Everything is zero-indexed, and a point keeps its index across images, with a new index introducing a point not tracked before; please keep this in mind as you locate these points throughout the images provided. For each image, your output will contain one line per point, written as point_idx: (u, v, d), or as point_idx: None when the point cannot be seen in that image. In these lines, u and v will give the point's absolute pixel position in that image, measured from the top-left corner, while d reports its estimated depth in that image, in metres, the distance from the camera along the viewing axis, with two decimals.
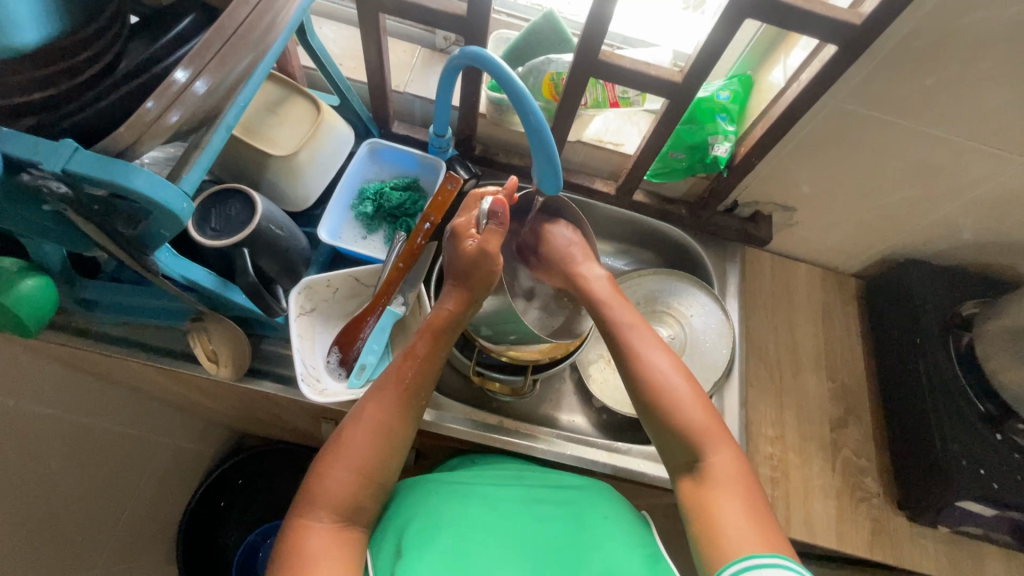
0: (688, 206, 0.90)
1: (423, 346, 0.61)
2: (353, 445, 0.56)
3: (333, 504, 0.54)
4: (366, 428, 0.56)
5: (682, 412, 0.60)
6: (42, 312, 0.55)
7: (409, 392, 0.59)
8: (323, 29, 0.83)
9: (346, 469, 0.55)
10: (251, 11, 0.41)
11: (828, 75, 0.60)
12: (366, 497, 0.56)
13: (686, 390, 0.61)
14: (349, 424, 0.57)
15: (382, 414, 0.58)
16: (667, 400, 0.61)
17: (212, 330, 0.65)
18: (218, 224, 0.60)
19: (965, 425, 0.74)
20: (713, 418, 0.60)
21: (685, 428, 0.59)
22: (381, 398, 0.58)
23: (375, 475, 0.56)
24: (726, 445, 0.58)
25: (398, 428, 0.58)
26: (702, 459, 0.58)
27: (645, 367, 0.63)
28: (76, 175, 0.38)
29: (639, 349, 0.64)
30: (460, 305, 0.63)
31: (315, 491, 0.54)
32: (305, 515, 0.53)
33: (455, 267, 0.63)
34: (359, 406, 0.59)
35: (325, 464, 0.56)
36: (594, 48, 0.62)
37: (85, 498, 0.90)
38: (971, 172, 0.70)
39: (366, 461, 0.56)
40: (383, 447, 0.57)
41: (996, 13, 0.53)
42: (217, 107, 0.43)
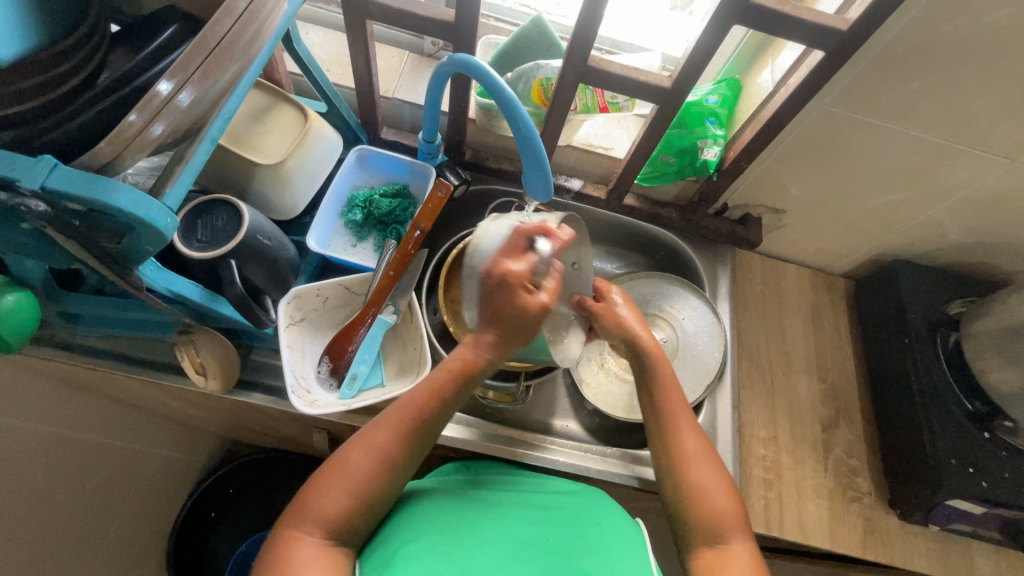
0: (678, 209, 0.90)
1: (447, 390, 0.55)
2: (354, 467, 0.53)
3: (326, 522, 0.51)
4: (370, 452, 0.53)
5: (709, 494, 0.58)
6: (23, 329, 0.54)
7: (421, 426, 0.55)
8: (309, 34, 0.82)
9: (345, 489, 0.52)
10: (236, 21, 0.40)
11: (815, 80, 0.60)
12: (359, 519, 0.53)
13: (717, 476, 0.59)
14: (351, 444, 0.54)
15: (386, 441, 0.54)
16: (690, 471, 0.59)
17: (200, 344, 0.63)
18: (203, 235, 0.59)
19: (955, 425, 0.75)
20: (735, 505, 0.58)
21: (709, 513, 0.57)
22: (388, 420, 0.54)
23: (372, 499, 0.54)
24: (743, 535, 0.56)
25: (403, 455, 0.54)
26: (716, 540, 0.56)
27: (677, 439, 0.61)
28: (55, 192, 0.37)
29: (678, 423, 0.62)
30: (494, 353, 0.55)
31: (309, 505, 0.52)
32: (297, 529, 0.51)
33: (497, 315, 0.52)
34: (364, 427, 0.55)
35: (322, 481, 0.53)
36: (582, 54, 0.61)
37: (72, 511, 0.88)
38: (956, 174, 0.71)
39: (365, 485, 0.53)
40: (384, 474, 0.54)
41: (979, 18, 0.53)
42: (201, 119, 0.42)
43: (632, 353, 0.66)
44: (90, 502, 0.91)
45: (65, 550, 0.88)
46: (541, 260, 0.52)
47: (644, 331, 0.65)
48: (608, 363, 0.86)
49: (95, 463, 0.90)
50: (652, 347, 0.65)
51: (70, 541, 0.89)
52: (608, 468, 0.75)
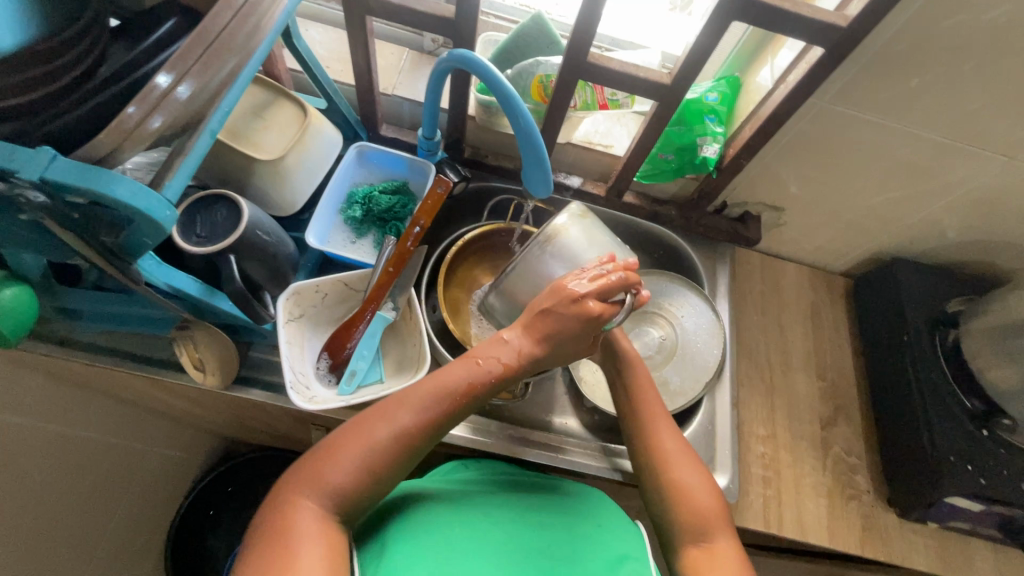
0: (678, 206, 0.90)
1: (483, 384, 0.54)
2: (373, 438, 0.50)
3: (333, 492, 0.48)
4: (391, 424, 0.51)
5: (695, 495, 0.58)
6: (20, 323, 0.54)
7: (449, 409, 0.53)
8: (309, 31, 0.82)
9: (358, 460, 0.49)
10: (235, 15, 0.40)
11: (814, 77, 0.60)
12: (366, 495, 0.50)
13: (698, 478, 0.59)
14: (371, 414, 0.52)
15: (410, 417, 0.51)
16: (674, 471, 0.60)
17: (199, 339, 0.63)
18: (203, 230, 0.59)
19: (953, 422, 0.75)
20: (716, 502, 0.58)
21: (693, 513, 0.57)
22: (415, 397, 0.52)
23: (384, 475, 0.51)
24: (726, 533, 0.57)
25: (423, 433, 0.52)
26: (701, 540, 0.57)
27: (659, 439, 0.62)
28: (53, 183, 0.37)
29: (655, 428, 0.63)
30: (530, 366, 0.56)
31: (319, 471, 0.49)
32: (301, 494, 0.48)
33: (561, 336, 0.54)
34: (387, 400, 0.53)
35: (334, 449, 0.50)
36: (582, 51, 0.62)
37: (70, 509, 0.88)
38: (954, 172, 0.71)
39: (381, 457, 0.50)
40: (402, 451, 0.51)
41: (978, 15, 0.53)
42: (201, 113, 0.42)
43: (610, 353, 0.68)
44: (88, 499, 0.91)
45: (63, 547, 0.88)
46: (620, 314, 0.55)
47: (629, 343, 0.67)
48: None
49: (93, 461, 0.90)
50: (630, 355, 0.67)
51: (68, 538, 0.89)
52: (601, 463, 0.76)
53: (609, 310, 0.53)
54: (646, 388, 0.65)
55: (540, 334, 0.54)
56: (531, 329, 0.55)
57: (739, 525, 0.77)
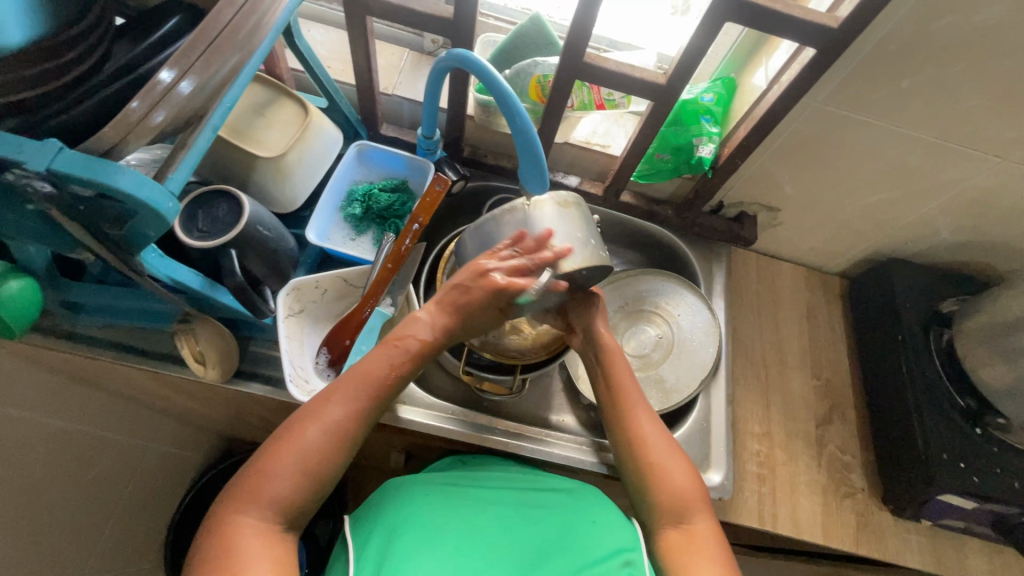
0: (674, 206, 0.91)
1: (403, 365, 0.58)
2: (306, 441, 0.53)
3: (274, 501, 0.51)
4: (321, 425, 0.53)
5: (675, 479, 0.60)
6: (26, 314, 0.55)
7: (375, 398, 0.57)
8: (311, 32, 0.84)
9: (295, 466, 0.52)
10: (238, 11, 0.41)
11: (806, 78, 0.61)
12: (309, 497, 0.53)
13: (676, 461, 0.61)
14: (301, 419, 0.54)
15: (339, 415, 0.54)
16: (651, 453, 0.62)
17: (200, 333, 0.64)
18: (205, 225, 0.60)
19: (946, 420, 0.76)
20: (695, 483, 0.60)
21: (672, 495, 0.59)
22: (341, 395, 0.55)
23: (324, 475, 0.53)
24: (704, 513, 0.59)
25: (353, 429, 0.55)
26: (681, 521, 0.59)
27: (637, 423, 0.63)
28: (60, 174, 0.38)
29: (631, 411, 0.64)
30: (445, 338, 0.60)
31: (259, 482, 0.51)
32: (242, 508, 0.50)
33: (466, 308, 0.58)
34: (316, 401, 0.55)
35: (269, 458, 0.52)
36: (578, 52, 0.63)
37: (70, 503, 0.89)
38: (947, 172, 0.72)
39: (315, 460, 0.53)
40: (335, 449, 0.54)
41: (968, 16, 0.54)
42: (204, 107, 0.43)
43: (587, 342, 0.68)
44: (88, 494, 0.92)
45: (63, 542, 0.89)
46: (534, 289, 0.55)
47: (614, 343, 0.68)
48: None
49: (94, 455, 0.91)
50: (608, 345, 0.67)
51: (68, 532, 0.89)
52: (595, 461, 0.74)
53: (514, 286, 0.55)
54: (624, 377, 0.66)
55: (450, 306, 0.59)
56: (441, 306, 0.60)
57: (734, 521, 0.78)
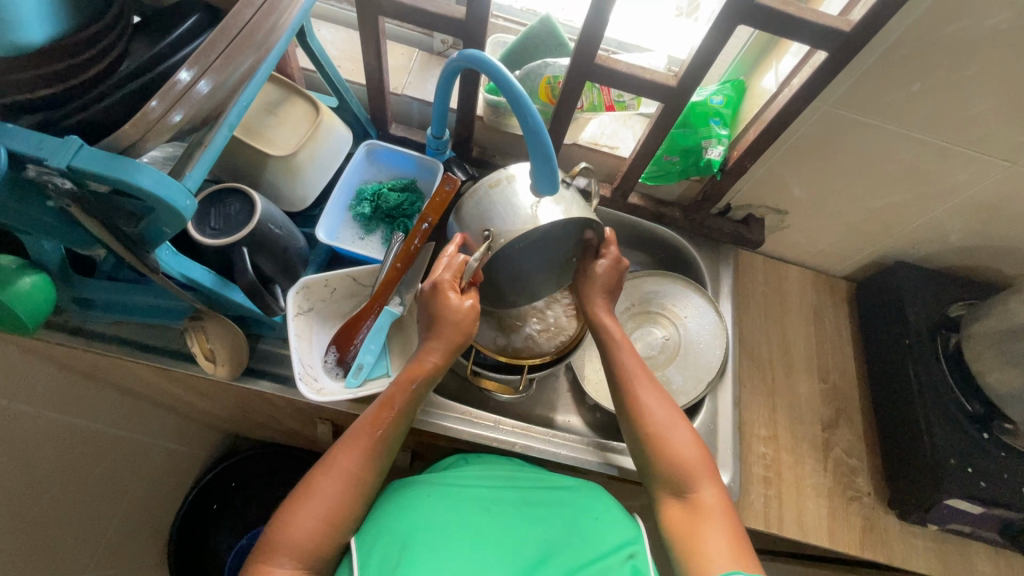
0: (682, 208, 0.91)
1: (399, 399, 0.60)
2: (321, 493, 0.55)
3: (297, 551, 0.53)
4: (335, 473, 0.56)
5: (677, 450, 0.60)
6: (40, 311, 0.55)
7: (381, 441, 0.59)
8: (321, 32, 0.84)
9: (315, 514, 0.54)
10: (257, 11, 0.41)
11: (818, 81, 0.61)
12: (330, 546, 0.55)
13: (678, 427, 0.62)
14: (318, 470, 0.57)
15: (352, 461, 0.57)
16: (649, 422, 0.62)
17: (211, 330, 0.64)
18: (217, 223, 0.60)
19: (953, 424, 0.76)
20: (698, 449, 0.61)
21: (674, 463, 0.60)
22: (352, 442, 0.58)
23: (342, 521, 0.56)
24: (709, 479, 0.59)
25: (366, 473, 0.58)
26: (686, 491, 0.59)
27: (635, 392, 0.64)
28: (81, 171, 0.38)
29: (636, 380, 0.65)
30: (442, 358, 0.61)
31: (281, 538, 0.53)
32: (268, 560, 0.52)
33: (433, 322, 0.61)
34: (331, 452, 0.58)
35: (290, 510, 0.55)
36: (589, 54, 0.63)
37: (77, 498, 0.89)
38: (957, 176, 0.71)
39: (333, 507, 0.55)
40: (352, 494, 0.57)
41: (980, 21, 0.54)
42: (221, 106, 0.43)
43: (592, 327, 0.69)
44: (95, 489, 0.93)
45: (70, 536, 0.89)
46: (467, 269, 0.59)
47: (619, 334, 0.68)
48: None
49: (101, 451, 0.91)
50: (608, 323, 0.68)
51: (75, 527, 0.90)
52: (605, 461, 0.74)
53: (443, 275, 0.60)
54: (628, 354, 0.67)
55: (427, 326, 0.62)
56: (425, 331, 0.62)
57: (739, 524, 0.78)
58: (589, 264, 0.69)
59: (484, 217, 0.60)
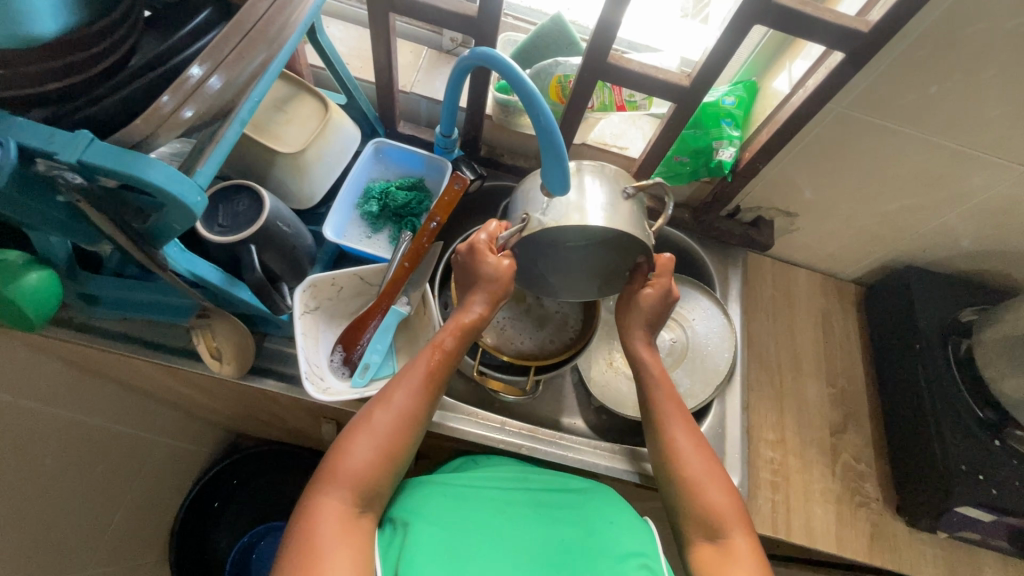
0: (691, 210, 0.90)
1: (451, 341, 0.61)
2: (376, 427, 0.56)
3: (352, 482, 0.53)
4: (390, 409, 0.57)
5: (709, 493, 0.59)
6: (46, 306, 0.55)
7: (432, 382, 0.60)
8: (330, 28, 0.84)
9: (370, 449, 0.55)
10: (270, 7, 0.41)
11: (833, 82, 0.60)
12: (383, 482, 0.56)
13: (716, 478, 0.60)
14: (373, 406, 0.58)
15: (405, 399, 0.58)
16: (684, 468, 0.61)
17: (217, 328, 0.64)
18: (225, 220, 0.60)
19: (965, 432, 0.75)
20: (732, 500, 0.59)
21: (707, 509, 0.58)
22: (406, 381, 0.59)
23: (394, 460, 0.56)
24: (742, 528, 0.58)
25: (420, 412, 0.58)
26: (716, 535, 0.58)
27: (671, 437, 0.63)
28: (91, 166, 0.38)
29: (673, 423, 0.64)
30: (489, 309, 0.62)
31: (337, 467, 0.54)
32: (324, 490, 0.53)
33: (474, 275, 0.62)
34: (385, 390, 0.59)
35: (347, 443, 0.55)
36: (602, 52, 0.62)
37: (80, 495, 0.89)
38: (972, 180, 0.71)
39: (389, 442, 0.56)
40: (407, 432, 0.57)
41: (1000, 23, 0.54)
42: (232, 102, 0.42)
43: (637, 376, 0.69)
44: (98, 487, 0.92)
45: (73, 534, 0.89)
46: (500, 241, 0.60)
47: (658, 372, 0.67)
48: (617, 361, 0.86)
49: (104, 448, 0.91)
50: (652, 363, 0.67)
51: (78, 525, 0.90)
52: (614, 464, 0.74)
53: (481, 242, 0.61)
54: (669, 395, 0.66)
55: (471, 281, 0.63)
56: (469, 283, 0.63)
57: None
58: (635, 288, 0.67)
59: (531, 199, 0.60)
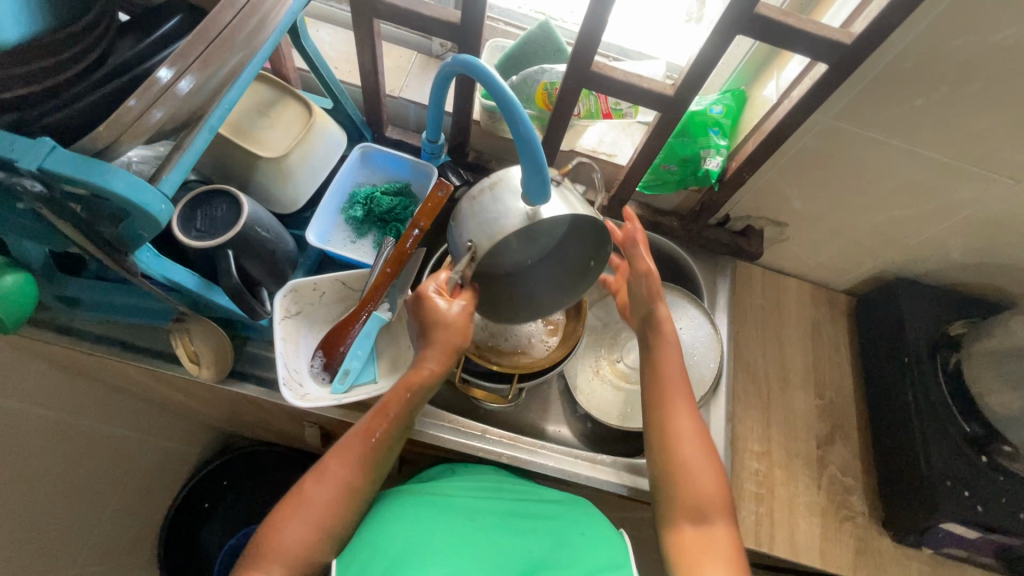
0: (680, 218, 0.90)
1: (395, 405, 0.58)
2: (312, 499, 0.55)
3: (285, 557, 0.52)
4: (325, 479, 0.56)
5: (701, 480, 0.58)
6: (21, 309, 0.54)
7: (373, 446, 0.57)
8: (319, 32, 0.84)
9: (304, 522, 0.54)
10: (237, 14, 0.41)
11: (818, 93, 0.60)
12: (321, 553, 0.55)
13: (706, 455, 0.60)
14: (311, 476, 0.57)
15: (343, 468, 0.56)
16: (681, 448, 0.60)
17: (195, 333, 0.63)
18: (203, 225, 0.59)
19: (953, 448, 0.74)
20: (720, 487, 0.59)
21: (697, 492, 0.58)
22: (344, 448, 0.57)
23: (333, 532, 0.55)
24: (725, 517, 0.58)
25: (359, 480, 0.57)
26: (700, 521, 0.57)
27: (675, 417, 0.61)
28: (52, 174, 0.37)
29: (678, 403, 0.62)
30: (442, 362, 0.58)
31: (269, 543, 0.53)
32: (255, 566, 0.52)
33: (421, 330, 0.58)
34: (325, 457, 0.58)
35: (282, 516, 0.54)
36: (586, 61, 0.62)
37: (64, 496, 0.89)
38: (961, 193, 0.70)
39: (325, 513, 0.55)
40: (345, 501, 0.56)
41: (985, 36, 0.53)
42: (202, 107, 0.42)
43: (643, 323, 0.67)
44: (83, 487, 0.92)
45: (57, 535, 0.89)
46: (456, 274, 0.56)
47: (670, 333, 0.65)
48: (603, 369, 0.85)
49: (90, 448, 0.91)
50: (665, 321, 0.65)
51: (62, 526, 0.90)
52: (597, 475, 0.73)
53: (427, 287, 0.57)
54: (671, 363, 0.64)
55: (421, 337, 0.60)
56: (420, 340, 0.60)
57: None
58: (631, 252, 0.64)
59: (469, 224, 0.54)
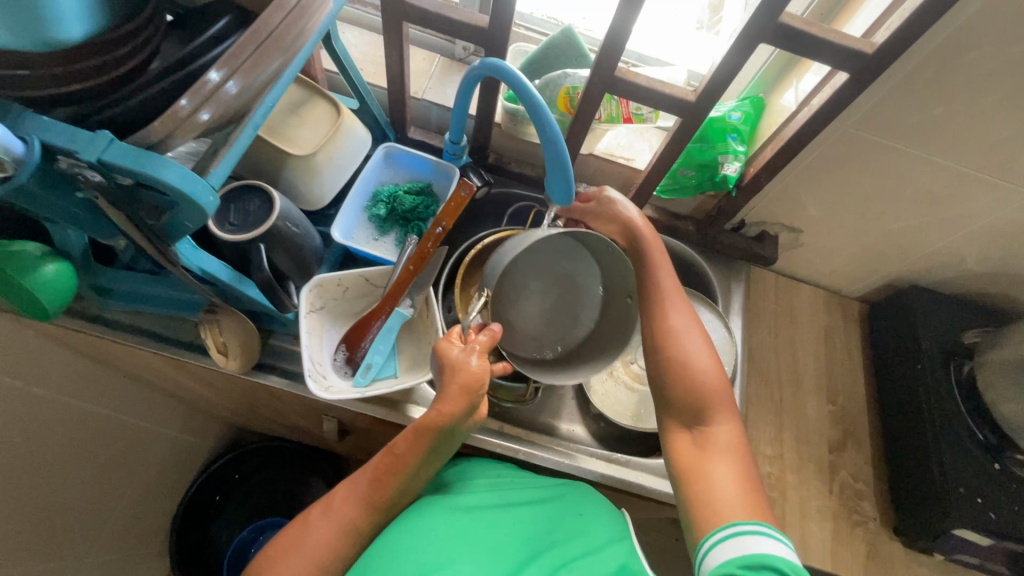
0: (695, 222, 0.91)
1: (404, 447, 0.58)
2: (312, 535, 0.54)
3: None
4: (327, 517, 0.55)
5: (698, 375, 0.59)
6: (60, 296, 0.56)
7: (377, 487, 0.57)
8: (345, 35, 0.86)
9: (301, 559, 0.53)
10: (286, 16, 0.43)
11: (838, 101, 0.61)
12: None
13: (703, 358, 0.60)
14: (314, 514, 0.56)
15: (346, 505, 0.56)
16: (670, 346, 0.60)
17: (224, 325, 0.65)
18: (236, 219, 0.61)
19: (966, 455, 0.74)
20: (718, 378, 0.59)
21: (694, 384, 0.58)
22: (351, 486, 0.58)
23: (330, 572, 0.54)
24: (728, 418, 0.57)
25: (360, 522, 0.56)
26: (701, 424, 0.57)
27: (665, 317, 0.62)
28: (110, 165, 0.39)
29: (668, 304, 0.63)
30: (454, 407, 0.56)
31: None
32: None
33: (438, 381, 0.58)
34: (329, 495, 0.58)
35: (280, 552, 0.53)
36: (609, 66, 0.63)
37: (86, 483, 0.91)
38: (977, 203, 0.71)
39: (324, 552, 0.54)
40: (344, 542, 0.55)
41: (1003, 48, 0.54)
42: (246, 106, 0.44)
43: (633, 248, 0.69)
44: (102, 476, 0.94)
45: (78, 521, 0.91)
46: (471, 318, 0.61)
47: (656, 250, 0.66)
48: (617, 370, 0.86)
49: (110, 437, 0.93)
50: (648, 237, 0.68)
51: (82, 513, 0.91)
52: (612, 474, 0.74)
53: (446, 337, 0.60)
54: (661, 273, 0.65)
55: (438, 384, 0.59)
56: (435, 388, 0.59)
57: None
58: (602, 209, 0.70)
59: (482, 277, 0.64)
